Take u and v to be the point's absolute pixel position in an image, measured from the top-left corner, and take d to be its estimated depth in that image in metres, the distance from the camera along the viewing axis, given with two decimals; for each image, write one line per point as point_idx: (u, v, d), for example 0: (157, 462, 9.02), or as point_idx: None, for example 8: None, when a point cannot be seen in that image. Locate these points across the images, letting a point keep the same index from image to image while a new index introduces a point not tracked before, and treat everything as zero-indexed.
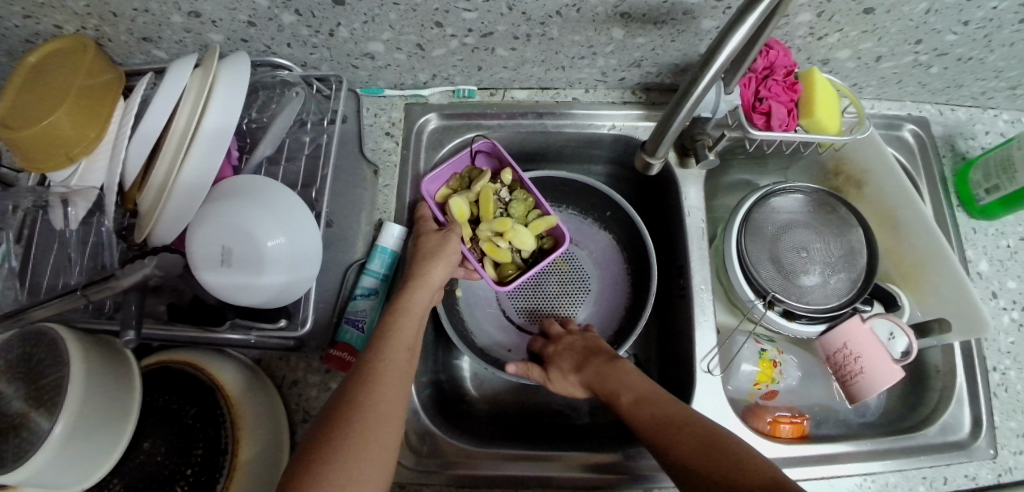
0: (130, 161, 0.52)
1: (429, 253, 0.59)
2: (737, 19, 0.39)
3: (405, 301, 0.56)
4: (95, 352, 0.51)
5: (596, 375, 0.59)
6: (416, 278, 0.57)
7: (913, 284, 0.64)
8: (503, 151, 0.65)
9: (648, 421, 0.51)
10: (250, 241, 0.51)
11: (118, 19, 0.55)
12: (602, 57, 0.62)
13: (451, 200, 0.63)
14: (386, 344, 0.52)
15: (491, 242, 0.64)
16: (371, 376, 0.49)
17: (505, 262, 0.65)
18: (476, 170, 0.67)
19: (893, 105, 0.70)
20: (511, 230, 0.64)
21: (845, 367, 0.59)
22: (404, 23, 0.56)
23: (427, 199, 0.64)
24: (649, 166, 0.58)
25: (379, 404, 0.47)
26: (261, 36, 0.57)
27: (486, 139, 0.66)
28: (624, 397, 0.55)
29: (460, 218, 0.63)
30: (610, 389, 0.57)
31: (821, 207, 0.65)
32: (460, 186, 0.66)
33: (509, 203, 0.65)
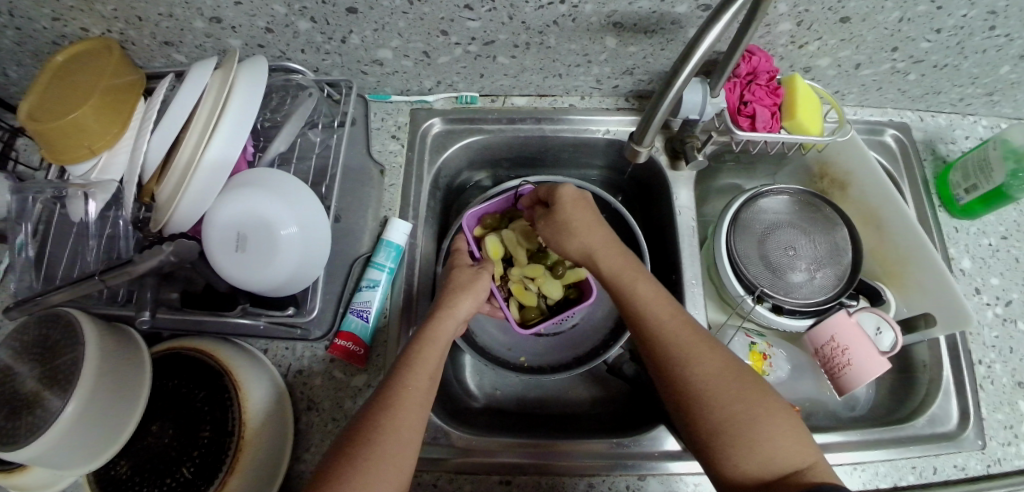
0: (152, 156, 0.56)
1: (459, 287, 0.62)
2: (709, 23, 0.44)
3: (430, 331, 0.57)
4: (109, 337, 0.54)
5: (607, 257, 0.58)
6: (444, 308, 0.59)
7: (897, 281, 0.66)
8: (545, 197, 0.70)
9: (665, 325, 0.52)
10: (264, 233, 0.54)
11: (143, 23, 0.59)
12: (597, 64, 0.66)
13: (487, 237, 0.68)
14: (410, 373, 0.53)
15: (520, 284, 0.70)
16: (394, 403, 0.50)
17: (530, 305, 0.70)
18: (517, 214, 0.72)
19: (875, 112, 0.74)
20: (541, 277, 0.69)
21: (832, 360, 0.61)
22: (412, 31, 0.60)
23: (466, 230, 0.69)
24: (637, 154, 0.62)
25: (398, 433, 0.49)
26: (277, 42, 0.62)
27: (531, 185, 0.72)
28: (641, 287, 0.55)
29: (494, 256, 0.69)
30: (625, 275, 0.56)
31: (807, 207, 0.68)
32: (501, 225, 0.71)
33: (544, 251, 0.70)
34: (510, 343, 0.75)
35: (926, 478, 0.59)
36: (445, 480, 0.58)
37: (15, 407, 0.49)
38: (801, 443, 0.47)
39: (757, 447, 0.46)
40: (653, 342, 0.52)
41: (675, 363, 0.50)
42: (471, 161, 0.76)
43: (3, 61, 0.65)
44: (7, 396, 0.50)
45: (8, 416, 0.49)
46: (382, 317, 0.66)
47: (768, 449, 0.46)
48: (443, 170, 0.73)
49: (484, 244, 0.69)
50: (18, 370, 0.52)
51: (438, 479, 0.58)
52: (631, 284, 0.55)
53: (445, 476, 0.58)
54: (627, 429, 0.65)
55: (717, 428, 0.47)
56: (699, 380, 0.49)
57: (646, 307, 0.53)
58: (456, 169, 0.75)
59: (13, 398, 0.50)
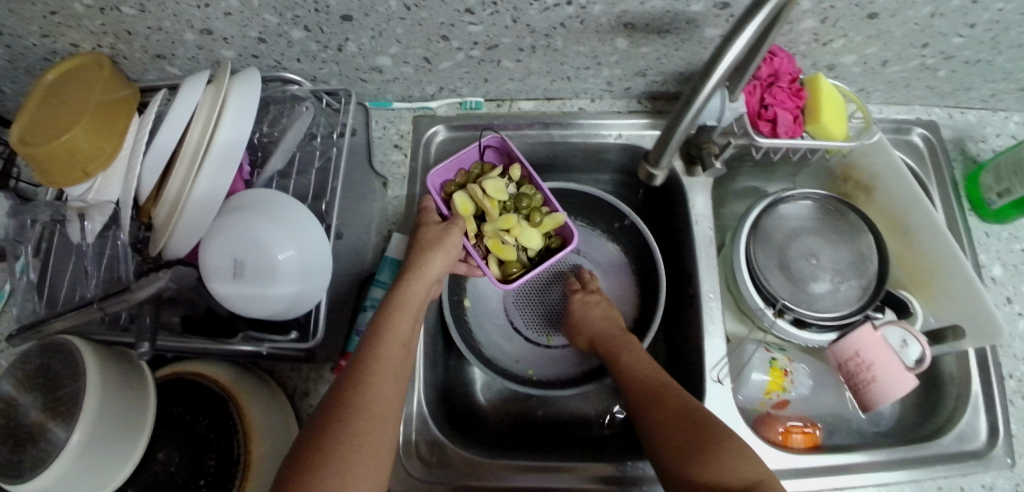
0: (146, 177, 0.54)
1: (428, 244, 0.58)
2: (736, 32, 0.40)
3: (400, 293, 0.55)
4: (113, 365, 0.53)
5: (605, 334, 0.63)
6: (413, 269, 0.56)
7: (925, 291, 0.63)
8: (511, 148, 0.64)
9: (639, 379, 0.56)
10: (262, 255, 0.52)
11: (132, 37, 0.56)
12: (607, 67, 0.62)
13: (455, 194, 0.61)
14: (382, 344, 0.51)
15: (496, 239, 0.63)
16: (371, 376, 0.49)
17: (509, 259, 0.63)
18: (485, 166, 0.65)
19: (901, 110, 0.70)
20: (517, 227, 0.62)
21: (857, 376, 0.59)
22: (410, 37, 0.57)
23: (431, 192, 0.63)
24: (653, 177, 0.60)
25: (374, 402, 0.48)
26: (271, 52, 0.58)
27: (496, 133, 0.65)
28: (624, 355, 0.60)
29: (465, 213, 0.62)
30: (611, 347, 0.61)
31: (830, 214, 0.65)
32: (468, 179, 0.63)
33: (516, 200, 0.63)
34: (517, 355, 0.72)
35: None
36: None
37: (18, 440, 0.48)
38: (754, 463, 0.46)
39: (708, 474, 0.45)
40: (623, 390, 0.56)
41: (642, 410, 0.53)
42: None
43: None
44: (9, 429, 0.49)
45: (13, 449, 0.48)
46: None
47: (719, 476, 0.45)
48: None
49: (452, 201, 0.62)
50: (20, 401, 0.50)
51: None
52: (617, 354, 0.60)
53: None
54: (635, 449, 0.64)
55: (671, 458, 0.48)
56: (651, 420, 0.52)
57: (627, 368, 0.58)
58: None
59: (16, 430, 0.48)
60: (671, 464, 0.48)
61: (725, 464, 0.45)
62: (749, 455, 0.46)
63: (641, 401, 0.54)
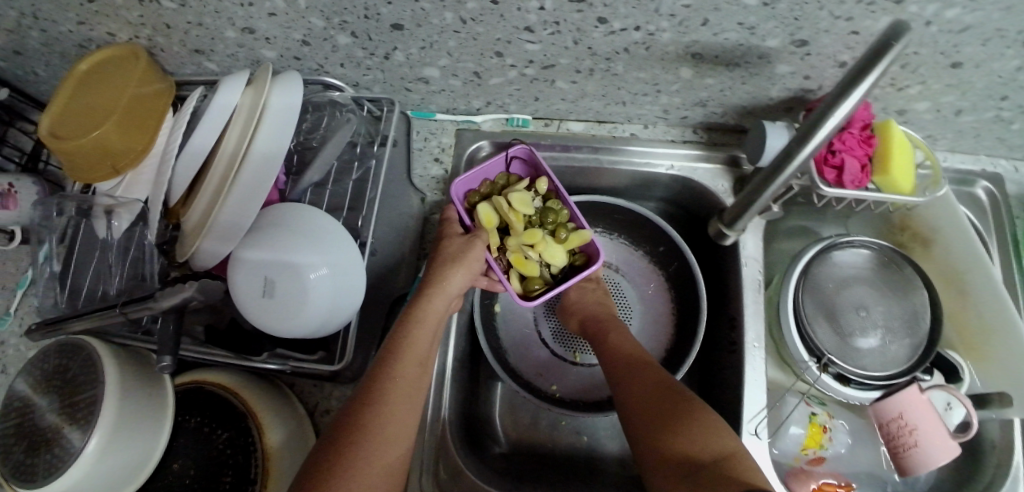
0: (179, 181, 0.52)
1: (451, 257, 0.56)
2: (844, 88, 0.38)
3: (419, 309, 0.53)
4: (132, 371, 0.51)
5: (595, 316, 0.62)
6: (435, 283, 0.54)
7: (977, 353, 0.60)
8: (540, 159, 0.60)
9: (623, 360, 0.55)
10: (294, 272, 0.50)
11: (171, 30, 0.53)
12: (666, 94, 0.59)
13: (478, 206, 0.58)
14: (401, 364, 0.49)
15: (519, 253, 0.59)
16: (384, 397, 0.47)
17: (532, 275, 0.60)
18: (511, 177, 0.62)
19: (966, 159, 0.66)
20: (541, 243, 0.58)
21: (897, 437, 0.57)
22: (462, 51, 0.53)
23: (454, 201, 0.60)
24: (723, 236, 0.61)
25: (387, 425, 0.46)
26: (314, 55, 0.55)
27: (524, 144, 0.61)
28: (610, 336, 0.58)
29: (488, 225, 0.58)
30: (600, 326, 0.60)
31: (886, 266, 0.62)
32: (493, 190, 0.60)
33: (542, 214, 0.59)
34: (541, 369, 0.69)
35: None
36: None
37: (35, 441, 0.48)
38: (727, 436, 0.43)
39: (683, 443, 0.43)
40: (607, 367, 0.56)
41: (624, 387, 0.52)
42: None
43: (28, 62, 0.60)
44: (26, 430, 0.49)
45: (28, 451, 0.48)
46: None
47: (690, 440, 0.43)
48: None
49: (475, 213, 0.59)
50: (36, 402, 0.50)
51: None
52: (604, 334, 0.59)
53: None
54: None
55: (645, 429, 0.47)
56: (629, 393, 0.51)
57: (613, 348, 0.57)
58: None
59: (33, 431, 0.48)
60: (644, 435, 0.47)
61: (696, 435, 0.43)
62: (723, 429, 0.44)
63: (622, 376, 0.53)
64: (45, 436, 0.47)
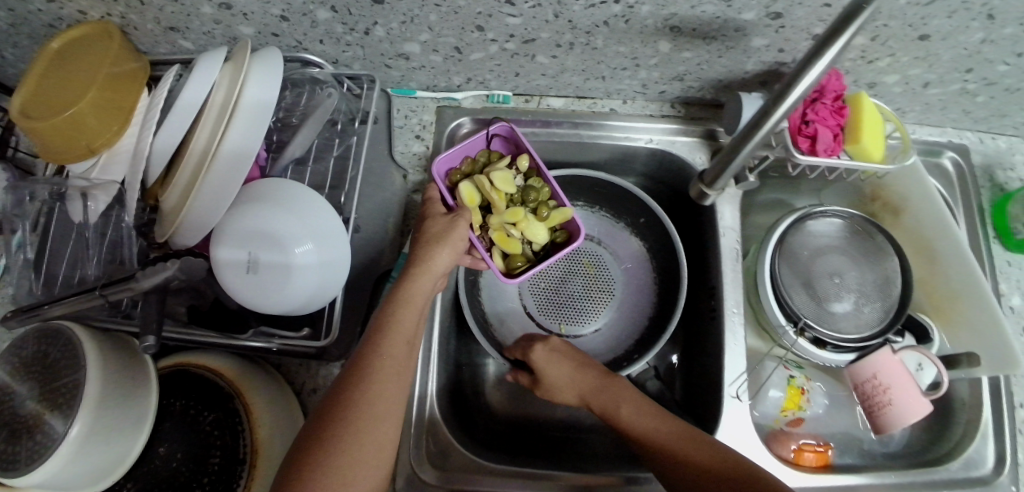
0: (155, 161, 0.51)
1: (434, 238, 0.54)
2: (815, 53, 0.39)
3: (404, 290, 0.50)
4: (114, 357, 0.50)
5: (595, 386, 0.55)
6: (419, 263, 0.52)
7: (945, 317, 0.63)
8: (522, 137, 0.60)
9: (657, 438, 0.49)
10: (279, 248, 0.49)
11: (145, 6, 0.52)
12: (645, 68, 0.60)
13: (460, 184, 0.58)
14: (388, 344, 0.47)
15: (502, 232, 0.60)
16: (370, 377, 0.45)
17: (514, 253, 0.60)
18: (493, 155, 0.62)
19: (933, 132, 0.68)
20: (524, 221, 0.59)
21: (873, 397, 0.59)
22: (444, 25, 0.53)
23: (435, 179, 0.59)
24: (704, 195, 0.61)
25: (374, 407, 0.44)
26: (293, 31, 0.55)
27: (506, 122, 0.61)
28: (624, 412, 0.52)
29: (469, 203, 0.58)
30: (606, 401, 0.54)
31: (858, 234, 0.64)
32: (474, 168, 0.60)
33: (524, 192, 0.60)
34: None
35: None
36: None
37: (15, 429, 0.46)
38: None
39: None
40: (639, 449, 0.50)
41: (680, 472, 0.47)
42: None
43: None
44: (8, 415, 0.47)
45: (9, 438, 0.46)
46: None
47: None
48: None
49: (457, 191, 0.58)
50: (17, 388, 0.48)
51: None
52: (615, 410, 0.53)
53: None
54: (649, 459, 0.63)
55: None
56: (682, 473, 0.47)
57: (631, 426, 0.51)
58: None
59: (13, 419, 0.46)
60: None
61: None
62: None
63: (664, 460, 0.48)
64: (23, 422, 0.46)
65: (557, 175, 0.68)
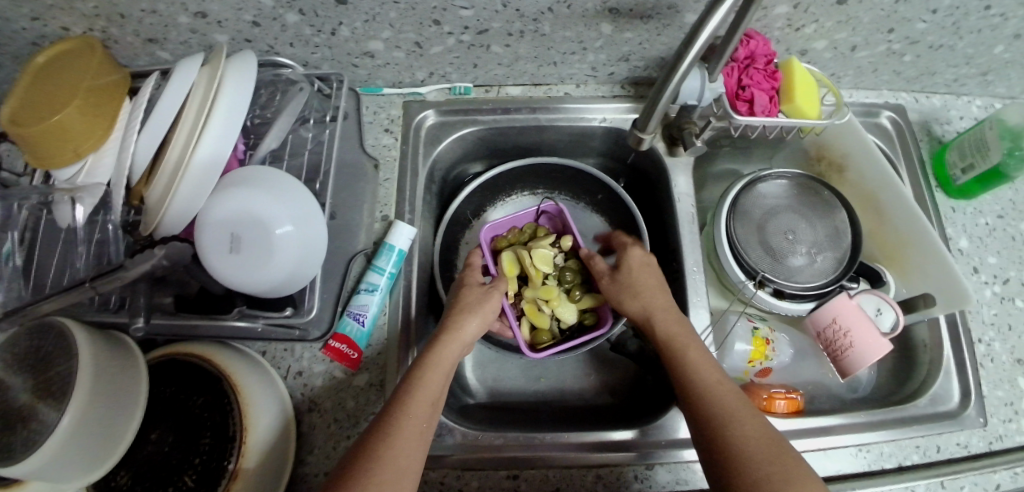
0: (140, 156, 0.55)
1: (465, 307, 0.58)
2: (705, 17, 0.43)
3: (433, 356, 0.54)
4: (105, 348, 0.52)
5: (661, 312, 0.56)
6: (451, 329, 0.56)
7: (897, 263, 0.67)
8: (567, 216, 0.72)
9: (700, 370, 0.51)
10: (259, 230, 0.52)
11: (126, 20, 0.59)
12: (592, 51, 0.65)
13: (502, 254, 0.68)
14: (411, 398, 0.50)
15: (534, 305, 0.67)
16: (393, 432, 0.47)
17: (541, 327, 0.67)
18: (538, 230, 0.72)
19: (870, 94, 0.73)
20: (556, 299, 0.67)
21: (835, 342, 0.61)
22: (403, 21, 0.58)
23: (483, 241, 0.70)
24: (641, 141, 0.62)
25: (396, 457, 0.46)
26: (265, 36, 0.61)
27: (554, 202, 0.74)
28: (692, 352, 0.52)
29: (508, 273, 0.67)
30: (676, 330, 0.54)
31: (806, 190, 0.68)
32: (518, 239, 0.71)
33: (560, 272, 0.69)
34: None
35: (931, 457, 0.60)
36: (453, 479, 0.57)
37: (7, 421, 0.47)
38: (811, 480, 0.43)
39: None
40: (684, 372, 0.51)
41: (719, 426, 0.47)
42: (466, 153, 0.74)
43: None
44: None
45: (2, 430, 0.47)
46: (381, 317, 0.63)
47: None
48: (438, 164, 0.71)
49: (499, 260, 0.68)
50: (10, 382, 0.49)
51: (446, 477, 0.57)
52: (682, 347, 0.53)
53: (453, 474, 0.57)
54: (629, 417, 0.65)
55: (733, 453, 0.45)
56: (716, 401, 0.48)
57: (691, 357, 0.52)
58: (450, 163, 0.73)
59: (4, 412, 0.47)
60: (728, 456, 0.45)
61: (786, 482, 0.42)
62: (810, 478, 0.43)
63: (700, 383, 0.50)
64: (15, 411, 0.47)
65: (517, 165, 0.74)
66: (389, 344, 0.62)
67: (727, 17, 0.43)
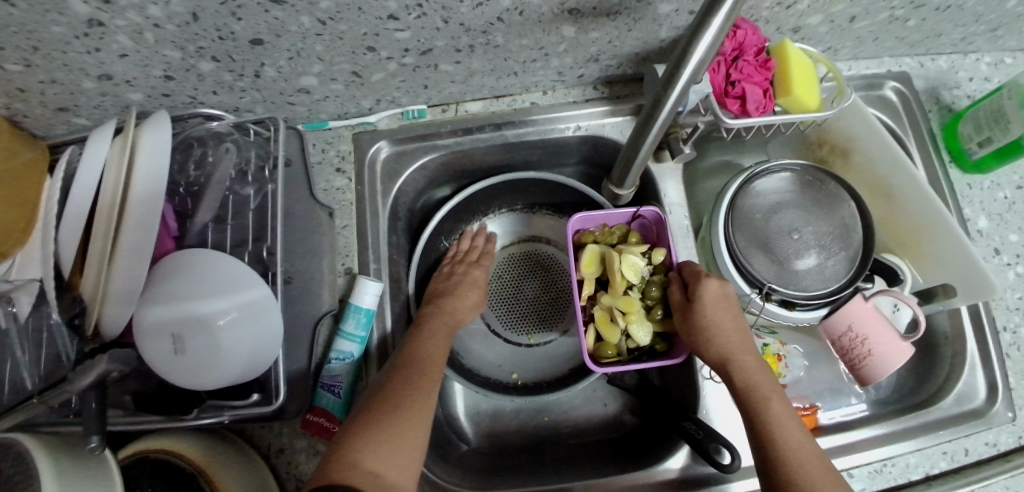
0: (65, 251, 0.48)
1: (449, 287, 0.63)
2: (670, 76, 0.37)
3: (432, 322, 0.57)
4: (69, 460, 0.46)
5: (745, 362, 0.51)
6: (447, 303, 0.60)
7: (912, 252, 0.61)
8: (666, 229, 0.58)
9: (784, 426, 0.47)
10: (199, 325, 0.47)
11: (27, 93, 0.50)
12: (556, 56, 0.57)
13: (589, 247, 0.58)
14: (420, 350, 0.53)
15: (608, 315, 0.57)
16: (405, 375, 0.50)
17: (610, 341, 0.56)
18: (630, 234, 0.60)
19: (871, 64, 0.65)
20: (635, 314, 0.56)
21: (852, 350, 0.57)
22: (333, 53, 0.50)
23: (567, 234, 0.59)
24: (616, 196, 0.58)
25: (412, 395, 0.49)
26: (183, 89, 0.52)
27: (657, 209, 0.58)
28: (776, 408, 0.48)
29: (587, 269, 0.58)
30: (759, 381, 0.50)
31: (810, 184, 0.61)
32: (608, 240, 0.59)
33: (645, 285, 0.58)
34: (500, 358, 0.69)
35: (958, 462, 0.57)
36: None
37: None
38: None
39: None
40: (768, 426, 0.47)
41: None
42: (431, 180, 0.67)
43: None
44: None
45: None
46: (359, 384, 0.57)
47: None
48: (401, 198, 0.64)
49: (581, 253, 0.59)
50: None
51: None
52: (765, 401, 0.49)
53: None
54: (637, 452, 0.61)
55: None
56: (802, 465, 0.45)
57: (777, 413, 0.48)
58: (414, 193, 0.66)
59: None
60: None
61: None
62: None
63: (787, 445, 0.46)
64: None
65: (489, 183, 0.68)
66: None
67: (694, 78, 0.37)
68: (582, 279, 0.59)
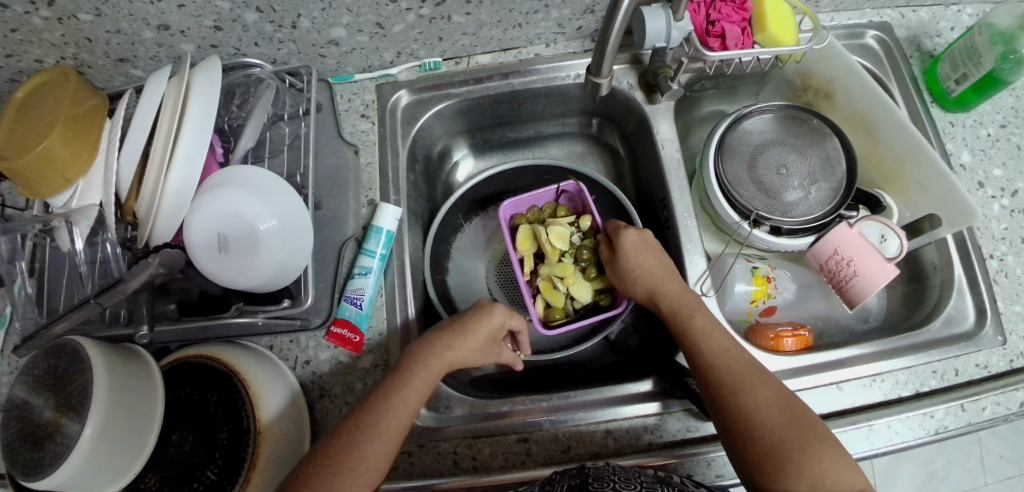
0: (123, 170, 0.54)
1: (463, 326, 0.58)
2: None
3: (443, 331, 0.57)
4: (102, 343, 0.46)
5: (668, 292, 0.57)
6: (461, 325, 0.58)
7: (897, 187, 0.64)
8: (586, 195, 0.67)
9: (708, 337, 0.54)
10: (246, 229, 0.54)
11: (93, 44, 0.60)
12: (555, 8, 0.63)
13: (518, 227, 0.67)
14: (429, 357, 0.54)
15: (549, 282, 0.65)
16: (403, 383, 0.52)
17: (556, 305, 0.64)
18: (558, 207, 0.69)
19: (852, 15, 0.70)
20: (572, 276, 0.65)
21: (839, 273, 0.60)
22: (359, 4, 0.58)
23: (502, 221, 0.68)
24: (599, 88, 0.54)
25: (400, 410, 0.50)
26: (229, 39, 0.61)
27: (574, 181, 0.68)
28: (699, 323, 0.55)
29: (523, 246, 0.66)
30: (684, 306, 0.56)
31: (793, 121, 0.65)
32: (538, 217, 0.68)
33: (577, 249, 0.67)
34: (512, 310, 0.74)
35: (949, 381, 0.59)
36: (465, 448, 0.56)
37: (31, 438, 0.40)
38: (834, 450, 0.45)
39: (809, 471, 0.44)
40: (695, 343, 0.54)
41: (728, 394, 0.49)
42: (446, 128, 0.74)
43: None
44: None
45: (26, 446, 0.40)
46: (379, 299, 0.63)
47: (815, 471, 0.44)
48: (419, 142, 0.71)
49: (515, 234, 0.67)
50: None
51: (458, 447, 0.56)
52: (688, 317, 0.56)
53: (464, 443, 0.56)
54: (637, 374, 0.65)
55: (744, 413, 0.48)
56: (723, 368, 0.51)
57: (704, 332, 0.54)
58: (431, 139, 0.73)
59: None
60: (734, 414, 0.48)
61: (803, 454, 0.45)
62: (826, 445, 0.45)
63: (710, 354, 0.53)
64: (22, 429, 0.41)
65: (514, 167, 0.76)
66: (391, 326, 0.62)
67: None
68: (521, 257, 0.67)
